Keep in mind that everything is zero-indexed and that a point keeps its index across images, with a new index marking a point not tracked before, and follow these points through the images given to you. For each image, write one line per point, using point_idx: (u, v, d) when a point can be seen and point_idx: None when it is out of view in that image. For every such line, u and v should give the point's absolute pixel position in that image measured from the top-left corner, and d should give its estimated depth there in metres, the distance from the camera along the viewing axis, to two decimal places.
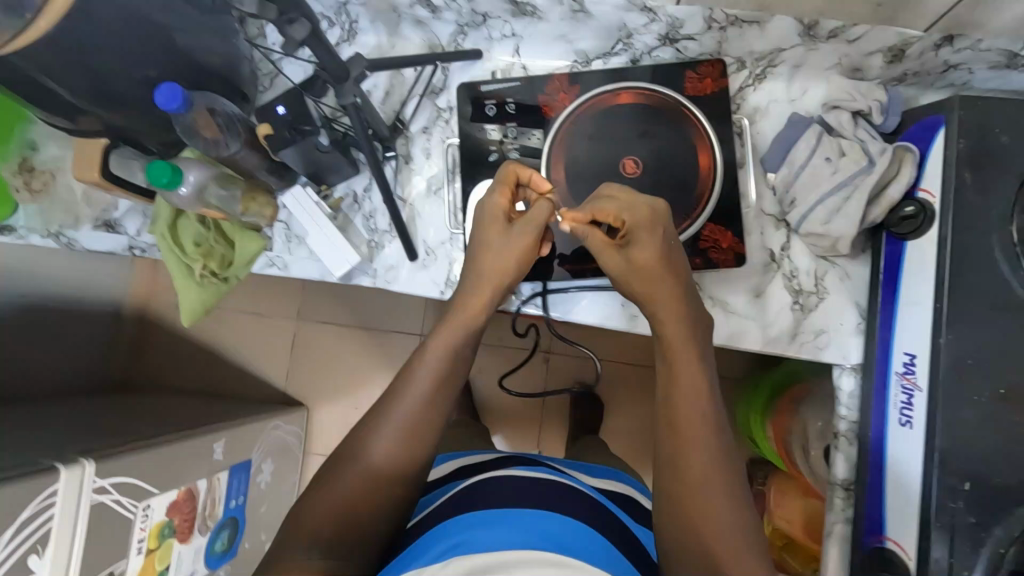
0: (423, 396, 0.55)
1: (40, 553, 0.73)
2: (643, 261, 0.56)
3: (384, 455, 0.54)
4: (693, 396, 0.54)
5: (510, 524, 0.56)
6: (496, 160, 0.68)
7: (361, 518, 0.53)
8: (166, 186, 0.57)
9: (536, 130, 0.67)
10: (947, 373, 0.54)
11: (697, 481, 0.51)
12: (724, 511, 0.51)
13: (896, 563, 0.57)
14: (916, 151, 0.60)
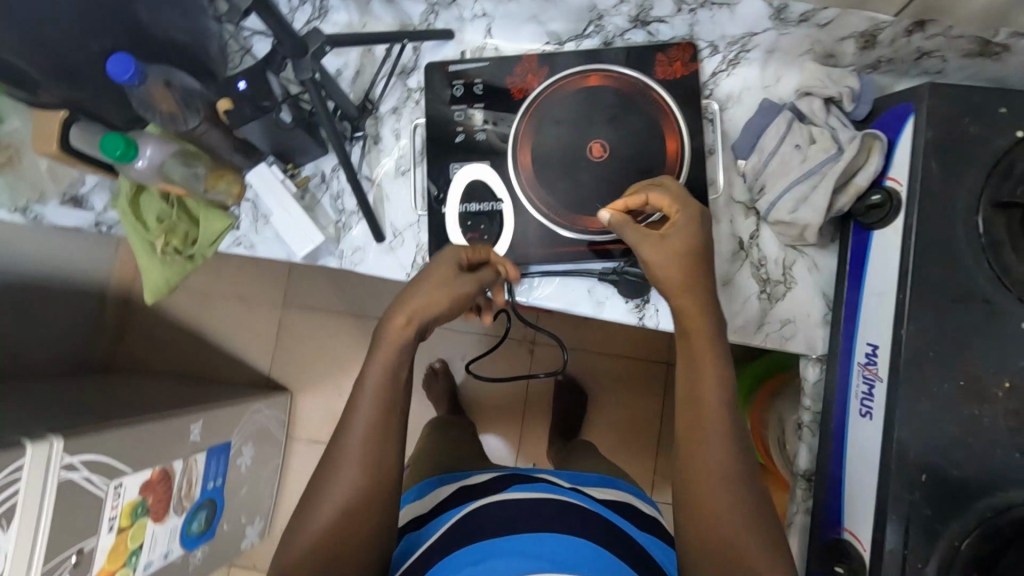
0: (373, 408, 0.54)
1: (4, 527, 0.73)
2: (686, 247, 0.55)
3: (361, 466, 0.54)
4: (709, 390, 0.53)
5: (513, 554, 0.63)
6: (462, 141, 0.66)
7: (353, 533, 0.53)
8: (119, 158, 0.57)
9: (507, 114, 0.66)
10: (907, 364, 0.54)
11: (710, 479, 0.51)
12: (735, 509, 0.50)
13: (851, 554, 0.57)
14: (884, 138, 0.59)
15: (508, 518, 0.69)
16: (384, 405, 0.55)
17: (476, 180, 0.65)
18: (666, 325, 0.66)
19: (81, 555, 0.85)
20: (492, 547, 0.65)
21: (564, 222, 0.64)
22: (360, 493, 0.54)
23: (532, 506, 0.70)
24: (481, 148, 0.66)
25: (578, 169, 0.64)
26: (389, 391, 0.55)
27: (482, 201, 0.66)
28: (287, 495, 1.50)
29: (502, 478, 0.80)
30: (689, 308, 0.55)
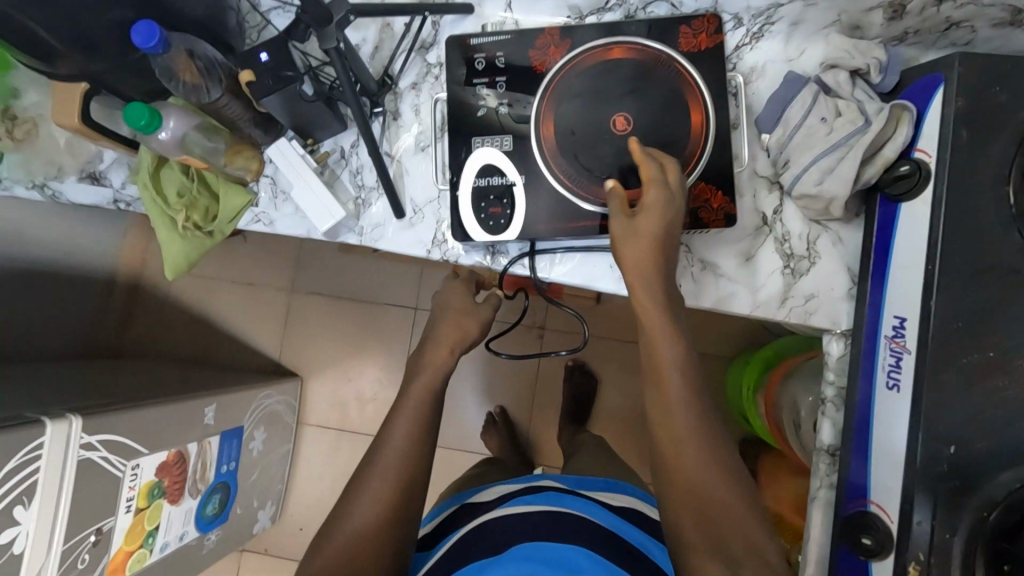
0: (406, 426, 0.68)
1: (26, 504, 0.72)
2: (648, 228, 0.56)
3: (398, 458, 0.67)
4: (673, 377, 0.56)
5: (527, 561, 0.70)
6: (484, 116, 0.66)
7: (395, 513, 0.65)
8: (144, 129, 0.56)
9: (528, 97, 0.65)
10: (935, 336, 0.54)
11: (688, 465, 0.54)
12: (709, 481, 0.54)
13: (877, 527, 0.56)
14: (913, 109, 0.58)
15: (515, 528, 0.77)
16: (417, 423, 0.69)
17: (494, 163, 0.65)
18: (689, 300, 0.66)
19: (100, 534, 0.85)
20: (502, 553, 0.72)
21: (586, 196, 0.62)
22: (395, 478, 0.66)
23: (536, 518, 0.79)
24: (489, 126, 0.66)
25: (602, 143, 0.63)
26: (423, 407, 0.70)
27: (491, 188, 0.65)
28: (297, 480, 1.50)
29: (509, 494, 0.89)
30: (644, 295, 0.57)
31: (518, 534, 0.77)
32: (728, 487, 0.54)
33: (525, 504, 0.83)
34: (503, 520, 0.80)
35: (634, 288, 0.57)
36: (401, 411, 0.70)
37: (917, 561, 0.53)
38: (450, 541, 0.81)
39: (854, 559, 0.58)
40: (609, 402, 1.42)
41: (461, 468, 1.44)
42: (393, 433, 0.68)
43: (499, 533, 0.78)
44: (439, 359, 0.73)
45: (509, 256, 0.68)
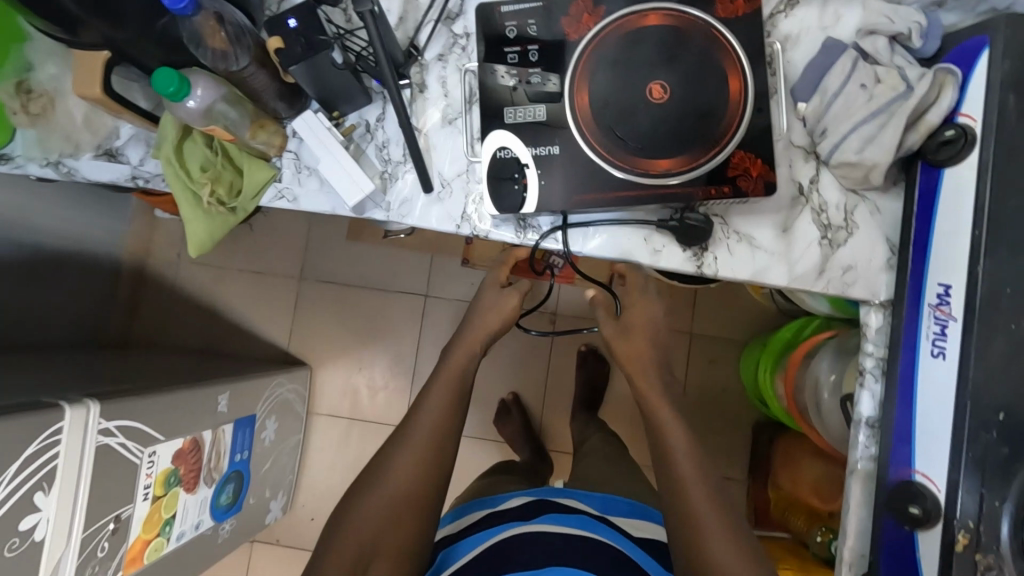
0: (434, 404, 0.74)
1: (46, 490, 0.71)
2: (631, 328, 0.78)
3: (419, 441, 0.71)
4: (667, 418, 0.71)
5: None
6: (506, 106, 0.64)
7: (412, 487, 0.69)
8: (172, 96, 0.55)
9: (553, 76, 0.63)
10: (983, 303, 0.53)
11: (693, 502, 0.66)
12: (703, 500, 0.66)
13: (923, 496, 0.55)
14: (958, 73, 0.57)
15: (542, 552, 0.79)
16: (445, 402, 0.74)
17: (506, 147, 0.63)
18: (725, 273, 0.65)
19: (119, 522, 0.83)
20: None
21: (620, 164, 0.61)
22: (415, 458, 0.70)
23: (563, 542, 0.81)
24: (503, 97, 0.64)
25: (637, 112, 0.61)
26: (454, 389, 0.76)
27: (504, 169, 0.63)
28: (308, 470, 1.49)
29: (529, 508, 0.89)
30: (637, 365, 0.75)
31: (538, 557, 0.78)
32: (711, 501, 0.66)
33: (553, 522, 0.84)
34: (525, 541, 0.81)
35: (636, 375, 0.75)
36: (423, 416, 0.73)
37: (966, 530, 0.52)
38: (468, 552, 0.81)
39: (900, 531, 0.57)
40: (624, 388, 1.41)
41: (475, 455, 1.43)
42: (413, 437, 0.72)
43: (520, 555, 0.79)
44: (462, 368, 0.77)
45: (541, 231, 0.66)
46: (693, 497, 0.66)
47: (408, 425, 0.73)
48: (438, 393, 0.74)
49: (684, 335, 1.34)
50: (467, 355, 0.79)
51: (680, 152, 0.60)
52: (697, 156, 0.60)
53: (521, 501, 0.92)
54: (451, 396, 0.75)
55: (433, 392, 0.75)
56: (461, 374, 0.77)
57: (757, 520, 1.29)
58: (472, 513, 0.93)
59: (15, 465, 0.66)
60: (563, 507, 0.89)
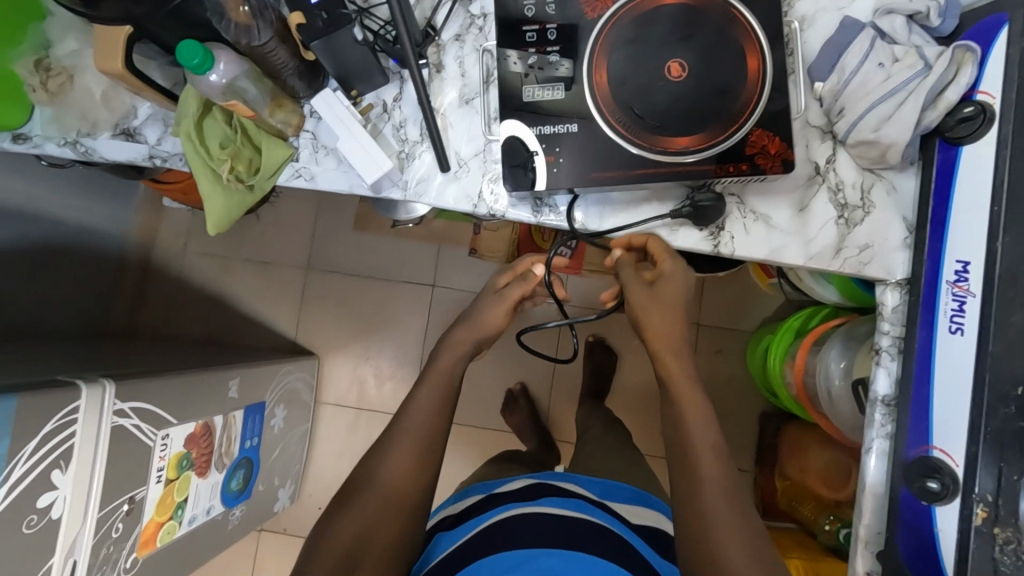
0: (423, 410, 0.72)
1: (63, 468, 0.71)
2: (666, 289, 0.69)
3: (406, 452, 0.69)
4: (687, 407, 0.66)
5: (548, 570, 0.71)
6: (516, 93, 0.63)
7: (400, 497, 0.67)
8: (196, 68, 0.55)
9: (566, 61, 0.63)
10: (1001, 277, 0.53)
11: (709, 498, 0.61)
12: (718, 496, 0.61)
13: (943, 471, 0.56)
14: (976, 50, 0.57)
15: (543, 532, 0.77)
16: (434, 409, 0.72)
17: (513, 138, 0.63)
18: (742, 252, 0.65)
19: (133, 503, 0.83)
20: (531, 560, 0.72)
21: (637, 141, 0.61)
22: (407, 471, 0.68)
23: (564, 524, 0.79)
24: (511, 83, 0.64)
25: (655, 90, 0.61)
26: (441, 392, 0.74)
27: (516, 155, 0.63)
28: (316, 460, 1.49)
29: (532, 490, 0.88)
30: (668, 348, 0.69)
31: (539, 535, 0.76)
32: (728, 500, 0.61)
33: (552, 505, 0.82)
34: (526, 519, 0.79)
35: (669, 364, 0.69)
36: (407, 424, 0.71)
37: (985, 504, 0.53)
38: (469, 533, 0.80)
39: (917, 504, 0.58)
40: (631, 379, 1.42)
41: (482, 445, 1.43)
42: (400, 443, 0.70)
43: (522, 532, 0.77)
44: (446, 372, 0.76)
45: (557, 208, 0.67)
46: (710, 499, 0.61)
47: (394, 430, 0.71)
48: (423, 399, 0.73)
49: (692, 325, 1.35)
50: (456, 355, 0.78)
51: (699, 129, 0.60)
52: (715, 134, 0.60)
53: (522, 484, 0.90)
54: (438, 400, 0.73)
55: (420, 396, 0.73)
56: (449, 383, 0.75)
57: (766, 510, 1.29)
58: (471, 497, 0.93)
59: (33, 443, 0.67)
60: (561, 491, 0.88)
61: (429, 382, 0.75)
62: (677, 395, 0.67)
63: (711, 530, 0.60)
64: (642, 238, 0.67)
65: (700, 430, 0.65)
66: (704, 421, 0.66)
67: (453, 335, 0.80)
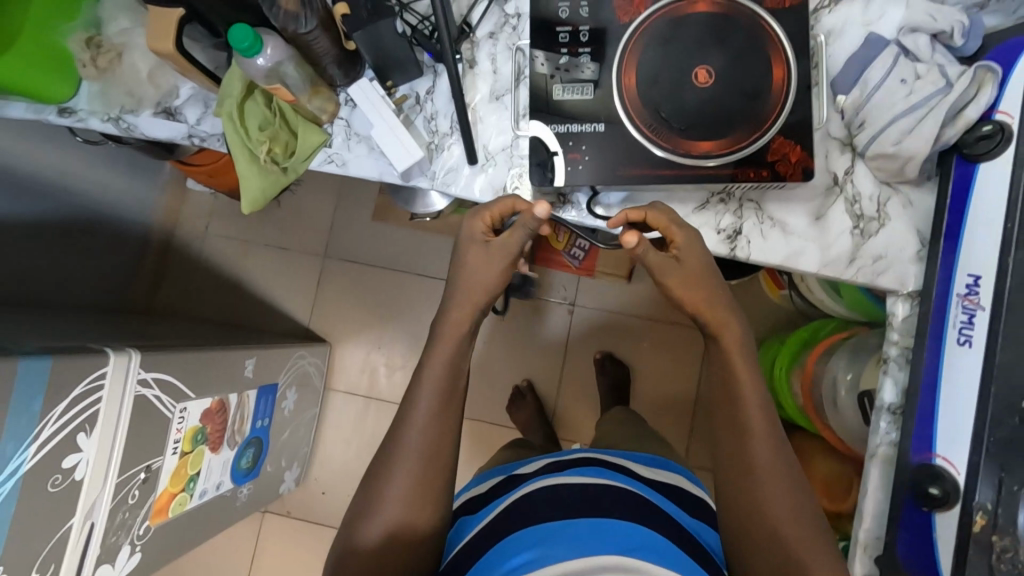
0: (426, 419, 0.62)
1: (88, 432, 0.74)
2: (693, 267, 0.62)
3: (404, 474, 0.60)
4: (754, 388, 0.61)
5: (579, 539, 0.68)
6: (540, 93, 0.65)
7: (407, 535, 0.60)
8: (245, 52, 0.57)
9: (591, 63, 0.65)
10: (1011, 292, 0.55)
11: (770, 492, 0.58)
12: (782, 488, 0.58)
13: (942, 478, 0.57)
14: (998, 71, 0.58)
15: (569, 503, 0.74)
16: (439, 422, 0.62)
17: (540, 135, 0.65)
18: (758, 257, 0.67)
19: (149, 472, 0.85)
20: (562, 530, 0.70)
21: (662, 143, 0.63)
22: (411, 499, 0.60)
23: (587, 490, 0.76)
24: (537, 83, 0.65)
25: (683, 95, 0.63)
26: (446, 380, 0.63)
27: (536, 155, 0.65)
28: (323, 445, 1.51)
29: (551, 467, 0.87)
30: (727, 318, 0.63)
31: (568, 504, 0.74)
32: (790, 496, 0.58)
33: (575, 475, 0.80)
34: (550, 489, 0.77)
35: (726, 334, 0.63)
36: (408, 446, 0.61)
37: (983, 512, 0.54)
38: (497, 508, 0.78)
39: (918, 509, 0.59)
40: (638, 381, 1.43)
41: (487, 439, 1.45)
42: (402, 468, 0.61)
43: (548, 504, 0.74)
44: (446, 363, 0.64)
45: (579, 205, 0.68)
46: (774, 492, 0.58)
47: (393, 449, 0.62)
48: (423, 404, 0.62)
49: None
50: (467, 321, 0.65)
51: (723, 134, 0.62)
52: (739, 139, 0.62)
53: (537, 465, 0.90)
54: (438, 407, 0.62)
55: (418, 400, 0.63)
56: (449, 389, 0.63)
57: None
58: (483, 483, 0.91)
59: (63, 404, 0.69)
60: (574, 462, 0.86)
61: (432, 382, 0.63)
62: (732, 373, 0.62)
63: (776, 530, 0.57)
64: (640, 214, 0.61)
65: (760, 427, 0.60)
66: (767, 405, 0.61)
67: (450, 312, 0.65)
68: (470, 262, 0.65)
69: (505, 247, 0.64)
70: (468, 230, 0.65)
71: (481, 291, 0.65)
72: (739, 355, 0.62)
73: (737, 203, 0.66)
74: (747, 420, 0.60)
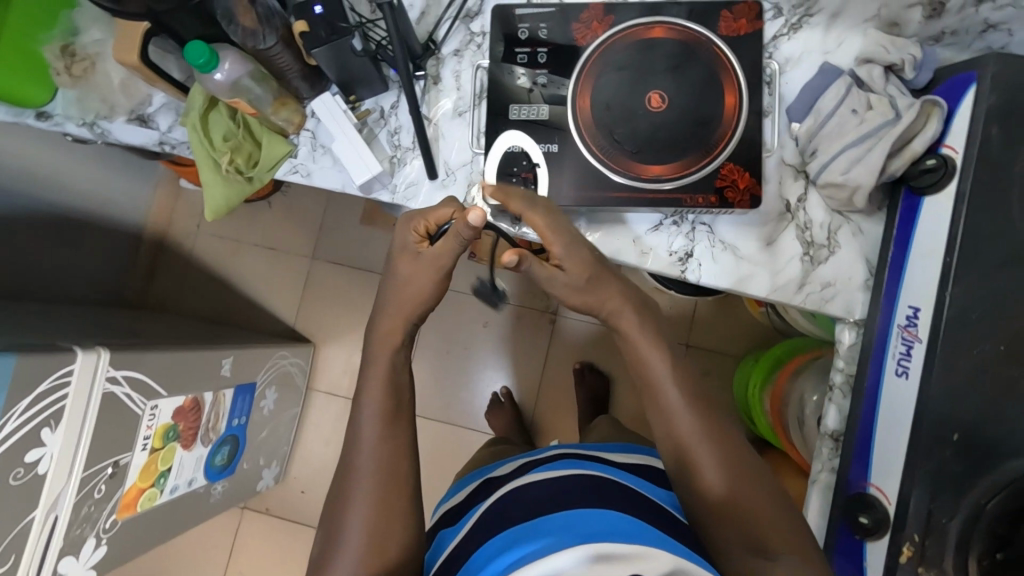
0: (373, 429, 0.62)
1: (52, 427, 0.76)
2: (581, 276, 0.61)
3: (367, 488, 0.59)
4: (664, 377, 0.62)
5: (565, 528, 0.59)
6: (517, 112, 0.67)
7: (387, 557, 0.57)
8: (201, 67, 0.60)
9: (568, 80, 0.67)
10: (947, 325, 0.55)
11: (716, 478, 0.58)
12: (729, 470, 0.58)
13: (876, 508, 0.58)
14: (944, 105, 0.59)
15: (553, 496, 0.67)
16: (391, 439, 0.62)
17: (515, 147, 0.67)
18: (708, 280, 0.67)
19: (117, 467, 0.87)
20: (544, 522, 0.61)
21: (616, 167, 0.65)
22: (378, 516, 0.58)
23: (573, 483, 0.68)
24: (516, 96, 0.68)
25: (636, 119, 0.65)
26: (393, 398, 0.63)
27: (515, 163, 0.67)
28: (303, 444, 1.53)
29: (529, 465, 0.81)
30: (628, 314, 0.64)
31: (547, 494, 0.68)
32: (742, 479, 0.58)
33: (548, 469, 0.74)
34: (529, 486, 0.71)
35: (627, 327, 0.64)
36: (359, 467, 0.60)
37: (910, 543, 0.55)
38: (476, 514, 0.71)
39: (852, 539, 0.60)
40: (617, 392, 1.44)
41: (464, 445, 1.46)
42: (360, 490, 0.59)
43: (529, 498, 0.68)
44: (384, 376, 0.64)
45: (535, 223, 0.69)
46: (719, 477, 0.58)
47: (349, 473, 0.60)
48: (367, 416, 0.62)
49: (681, 345, 1.35)
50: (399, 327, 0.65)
51: (674, 159, 0.64)
52: (689, 162, 0.64)
53: (512, 466, 0.85)
54: (383, 422, 0.62)
55: (364, 417, 0.62)
56: (393, 408, 0.63)
57: None
58: (459, 493, 0.87)
59: (27, 400, 0.71)
60: (547, 458, 0.82)
61: (373, 397, 0.63)
62: (648, 374, 0.63)
63: (745, 517, 0.56)
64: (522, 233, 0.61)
65: (690, 422, 0.60)
66: (685, 386, 0.62)
67: (382, 323, 0.65)
68: (403, 271, 0.64)
69: (438, 257, 0.62)
70: (401, 238, 0.64)
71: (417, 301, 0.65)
72: (649, 348, 0.63)
73: (690, 226, 0.67)
74: (667, 407, 0.61)
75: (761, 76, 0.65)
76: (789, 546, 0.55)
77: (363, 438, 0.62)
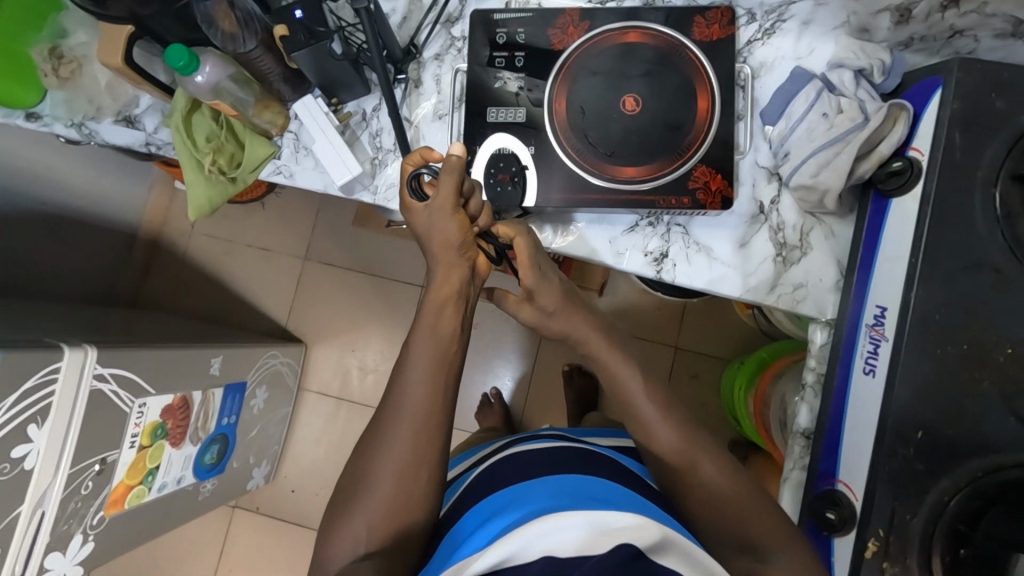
0: (419, 388, 0.59)
1: (39, 424, 0.77)
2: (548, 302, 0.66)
3: (399, 446, 0.58)
4: (641, 393, 0.64)
5: (571, 497, 0.58)
6: (495, 116, 0.69)
7: (407, 520, 0.58)
8: (181, 70, 0.62)
9: (545, 82, 0.68)
10: (912, 326, 0.56)
11: (702, 488, 0.60)
12: (717, 478, 0.60)
13: (843, 503, 0.60)
14: (910, 109, 0.60)
15: (550, 463, 0.67)
16: (430, 396, 0.59)
17: (503, 149, 0.68)
18: (683, 281, 0.68)
19: (104, 464, 0.88)
20: (541, 485, 0.62)
21: (592, 169, 0.66)
22: (398, 477, 0.58)
23: (568, 454, 0.70)
24: (500, 99, 0.69)
25: (612, 122, 0.67)
26: (443, 350, 0.61)
27: (507, 164, 0.67)
28: (294, 444, 1.54)
29: (516, 440, 0.83)
30: (600, 346, 0.66)
31: (536, 465, 0.68)
32: (732, 483, 0.60)
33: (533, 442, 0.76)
34: (523, 454, 0.72)
35: (598, 348, 0.66)
36: (399, 410, 0.59)
37: (876, 539, 0.56)
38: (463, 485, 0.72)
39: (819, 534, 0.62)
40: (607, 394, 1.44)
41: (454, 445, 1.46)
42: (391, 442, 0.58)
43: (517, 466, 0.69)
44: (431, 332, 0.61)
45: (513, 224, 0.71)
46: (711, 486, 0.60)
47: (380, 431, 0.59)
48: (417, 378, 0.60)
49: (668, 348, 1.36)
50: (454, 284, 0.62)
51: (646, 162, 0.66)
52: (662, 166, 0.66)
53: (501, 442, 0.87)
54: (430, 385, 0.60)
55: (407, 377, 0.60)
56: (445, 355, 0.61)
57: None
58: (457, 464, 0.88)
59: (14, 396, 0.72)
60: (543, 436, 0.81)
61: None
62: (624, 395, 0.65)
63: (744, 520, 0.57)
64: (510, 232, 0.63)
65: (670, 432, 0.62)
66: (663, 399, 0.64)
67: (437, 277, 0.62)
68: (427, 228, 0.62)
69: (439, 199, 0.59)
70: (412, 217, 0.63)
71: (449, 250, 0.61)
72: (624, 367, 0.65)
73: (666, 227, 0.68)
74: (648, 423, 0.63)
75: (733, 77, 0.67)
76: (785, 548, 0.55)
77: (397, 400, 0.60)
